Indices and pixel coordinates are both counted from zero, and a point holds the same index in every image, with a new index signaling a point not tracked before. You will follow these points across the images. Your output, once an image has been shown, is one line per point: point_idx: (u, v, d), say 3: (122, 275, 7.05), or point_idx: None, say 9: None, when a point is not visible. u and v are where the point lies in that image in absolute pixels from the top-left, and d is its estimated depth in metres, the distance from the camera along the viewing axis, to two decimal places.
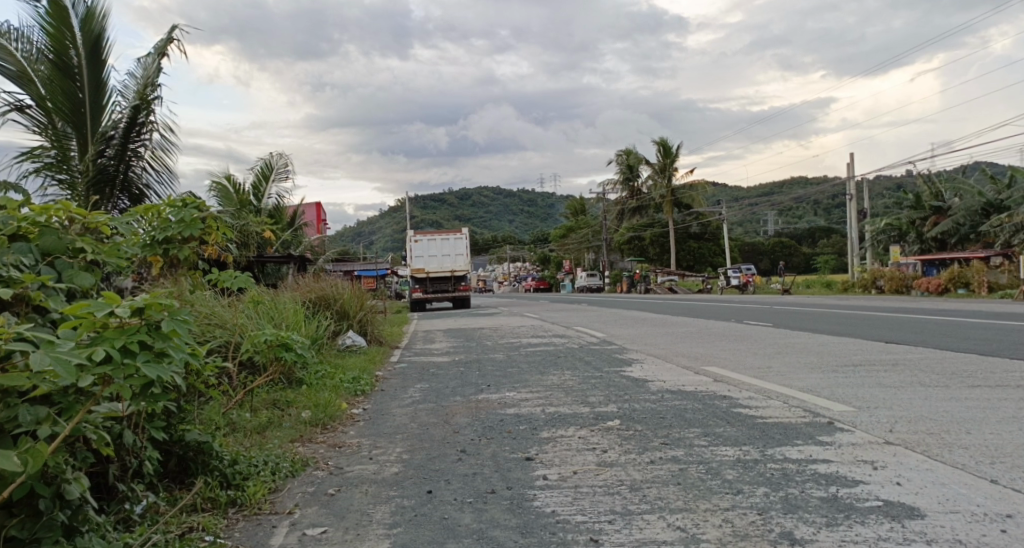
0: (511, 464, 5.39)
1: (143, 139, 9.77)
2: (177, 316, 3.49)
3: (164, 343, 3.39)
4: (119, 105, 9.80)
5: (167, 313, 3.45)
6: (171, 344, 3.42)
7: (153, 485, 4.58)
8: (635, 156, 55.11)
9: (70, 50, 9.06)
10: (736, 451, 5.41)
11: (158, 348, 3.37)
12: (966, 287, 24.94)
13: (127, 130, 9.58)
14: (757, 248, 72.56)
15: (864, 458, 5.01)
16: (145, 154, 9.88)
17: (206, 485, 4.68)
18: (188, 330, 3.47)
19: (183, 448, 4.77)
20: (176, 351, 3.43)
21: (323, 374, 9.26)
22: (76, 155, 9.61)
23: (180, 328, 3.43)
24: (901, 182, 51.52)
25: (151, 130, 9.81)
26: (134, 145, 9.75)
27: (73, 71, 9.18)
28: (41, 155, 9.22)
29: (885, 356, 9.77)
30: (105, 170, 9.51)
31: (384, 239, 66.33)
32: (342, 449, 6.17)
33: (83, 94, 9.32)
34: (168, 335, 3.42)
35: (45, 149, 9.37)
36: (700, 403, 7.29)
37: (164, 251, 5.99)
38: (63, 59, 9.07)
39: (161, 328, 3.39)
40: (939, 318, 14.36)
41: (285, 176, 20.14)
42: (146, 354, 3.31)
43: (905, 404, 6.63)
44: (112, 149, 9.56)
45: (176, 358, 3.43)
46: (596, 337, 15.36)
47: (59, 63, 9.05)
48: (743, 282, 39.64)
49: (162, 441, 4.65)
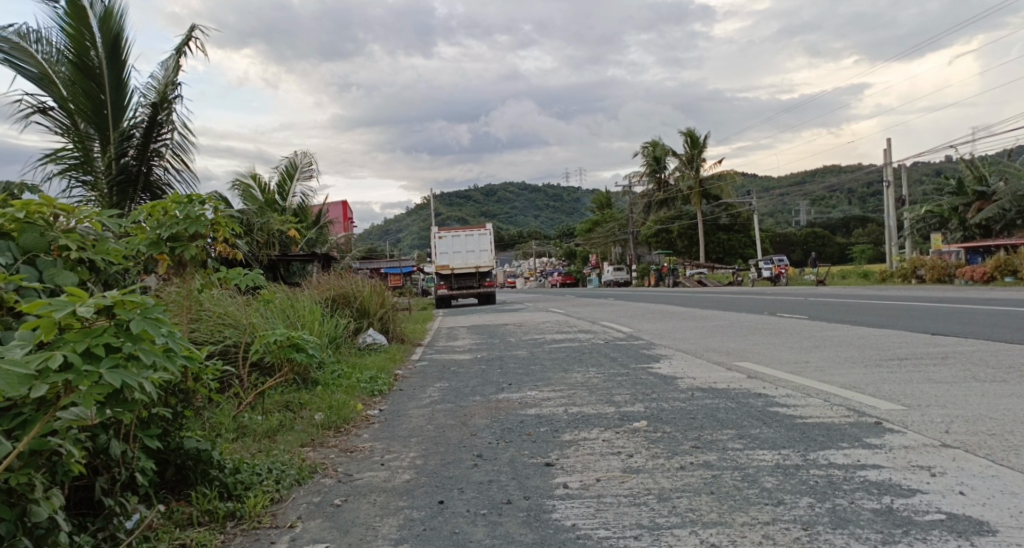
0: (530, 471, 5.03)
1: (163, 138, 9.53)
2: (151, 314, 3.24)
3: (135, 344, 3.17)
4: (140, 105, 9.54)
5: (139, 311, 3.22)
6: (141, 346, 3.17)
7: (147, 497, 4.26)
8: (661, 148, 54.36)
9: (90, 51, 8.81)
10: (775, 455, 5.00)
11: (127, 351, 3.11)
12: (1013, 275, 24.08)
13: (148, 130, 9.32)
14: (788, 239, 71.27)
15: (919, 464, 4.64)
16: (166, 154, 9.63)
17: (203, 496, 4.34)
18: (160, 332, 3.23)
19: (181, 458, 4.43)
20: (148, 354, 3.18)
21: (338, 373, 8.94)
22: (98, 156, 9.33)
23: (152, 328, 3.21)
24: (938, 170, 50.27)
25: (172, 129, 9.56)
26: (154, 144, 9.50)
27: (94, 71, 8.92)
28: (64, 157, 8.94)
29: (931, 349, 9.26)
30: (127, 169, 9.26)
31: (410, 236, 66.24)
32: (353, 454, 5.84)
33: (104, 95, 9.07)
34: (138, 337, 3.17)
35: (69, 151, 9.08)
36: (733, 401, 6.86)
37: (170, 249, 5.62)
38: (83, 59, 8.82)
39: (130, 329, 3.14)
40: (986, 308, 13.71)
41: (309, 175, 19.95)
42: (111, 358, 3.05)
43: (959, 402, 6.16)
44: (133, 149, 9.37)
45: (147, 361, 3.18)
46: (623, 333, 14.93)
47: (79, 63, 8.80)
48: (774, 273, 38.86)
49: (156, 449, 4.32)
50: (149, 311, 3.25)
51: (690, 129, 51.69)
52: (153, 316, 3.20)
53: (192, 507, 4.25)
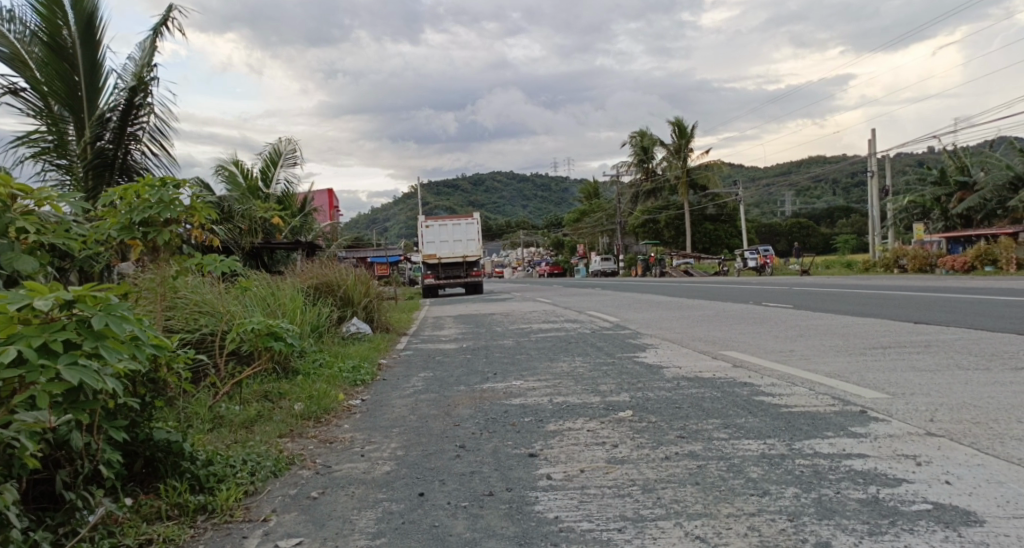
0: (514, 461, 4.94)
1: (140, 121, 9.32)
2: (114, 311, 3.39)
3: (96, 342, 3.30)
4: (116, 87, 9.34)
5: (102, 308, 3.37)
6: (103, 343, 3.32)
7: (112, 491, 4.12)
8: (648, 137, 54.32)
9: (63, 31, 8.63)
10: (760, 445, 4.93)
11: (87, 348, 3.28)
12: (994, 264, 24.21)
13: (125, 113, 9.12)
14: (774, 229, 71.36)
15: (904, 453, 4.58)
16: (143, 137, 9.43)
17: (172, 489, 4.21)
18: (123, 328, 3.37)
19: (151, 449, 4.29)
20: (110, 351, 3.33)
21: (320, 363, 8.82)
22: (73, 139, 9.16)
23: (114, 324, 3.35)
24: (921, 160, 50.57)
25: (149, 112, 9.34)
26: (131, 127, 9.30)
27: (67, 52, 8.74)
28: (36, 140, 8.76)
29: (915, 338, 9.23)
30: (103, 153, 9.07)
31: (396, 226, 65.89)
32: (333, 445, 5.74)
33: (78, 76, 8.90)
34: (100, 333, 3.32)
35: (42, 133, 8.90)
36: (718, 391, 6.80)
37: (143, 234, 5.57)
38: (56, 39, 8.62)
39: (92, 326, 3.30)
40: (970, 297, 13.71)
41: (293, 162, 19.74)
42: (69, 355, 3.22)
43: (943, 390, 6.11)
44: (109, 132, 9.14)
45: (109, 357, 3.34)
46: (609, 322, 14.86)
47: (52, 43, 8.61)
48: (760, 263, 38.92)
49: (124, 441, 4.17)
50: (113, 308, 3.39)
51: (678, 119, 51.74)
52: (115, 313, 3.35)
53: (161, 501, 4.13)
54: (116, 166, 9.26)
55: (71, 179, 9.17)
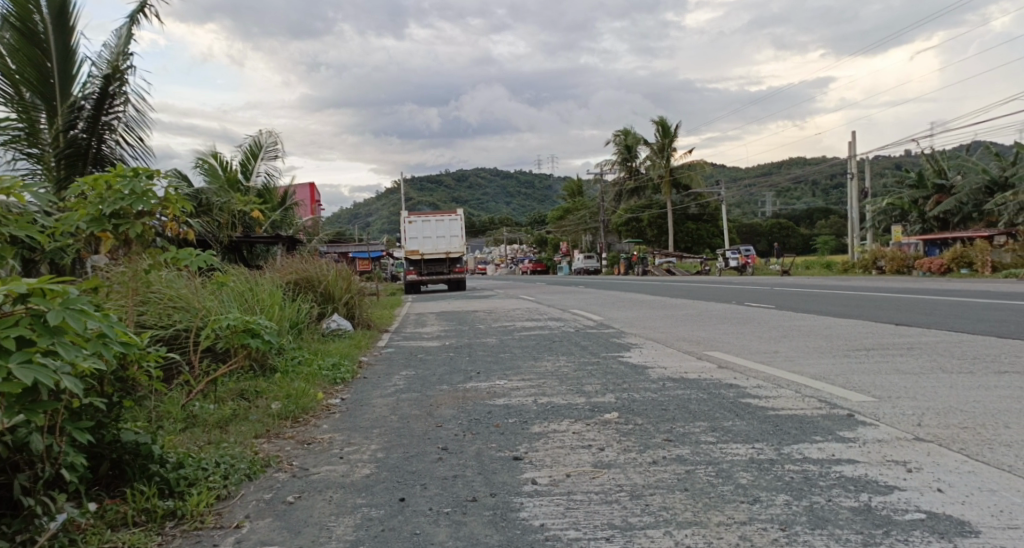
0: (498, 465, 4.81)
1: (115, 110, 9.14)
2: (72, 305, 3.30)
3: (51, 338, 3.21)
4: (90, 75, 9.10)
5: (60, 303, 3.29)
6: (59, 339, 3.23)
7: (76, 495, 3.97)
8: (632, 136, 54.37)
9: (34, 15, 8.38)
10: (748, 449, 4.82)
11: (43, 344, 3.19)
12: (969, 267, 24.41)
13: (100, 101, 8.92)
14: (754, 229, 71.64)
15: (894, 458, 4.48)
16: (118, 127, 9.23)
17: (139, 494, 4.05)
18: (81, 324, 3.27)
19: (118, 452, 4.14)
20: (66, 348, 3.24)
21: (298, 360, 8.65)
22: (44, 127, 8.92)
23: (71, 320, 3.26)
24: (898, 163, 51.09)
25: (125, 102, 9.18)
26: (106, 116, 9.11)
27: (39, 38, 8.51)
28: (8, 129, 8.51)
29: (898, 340, 9.19)
30: (76, 142, 8.88)
31: (378, 221, 65.54)
32: (310, 446, 5.60)
33: (50, 63, 8.65)
34: (56, 329, 3.24)
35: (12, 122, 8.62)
36: (705, 392, 6.71)
37: (113, 226, 5.50)
38: (27, 24, 8.39)
39: (48, 321, 3.22)
40: (948, 299, 13.80)
41: (274, 154, 19.48)
42: (22, 354, 3.12)
43: (928, 394, 6.04)
44: (83, 122, 8.95)
45: (67, 354, 3.25)
46: (593, 321, 14.77)
47: (23, 27, 8.37)
48: (741, 263, 39.06)
49: (87, 443, 4.02)
50: (71, 303, 3.31)
51: (662, 118, 51.78)
52: (72, 308, 3.26)
53: (127, 506, 3.97)
54: (89, 155, 9.04)
55: (43, 169, 8.89)
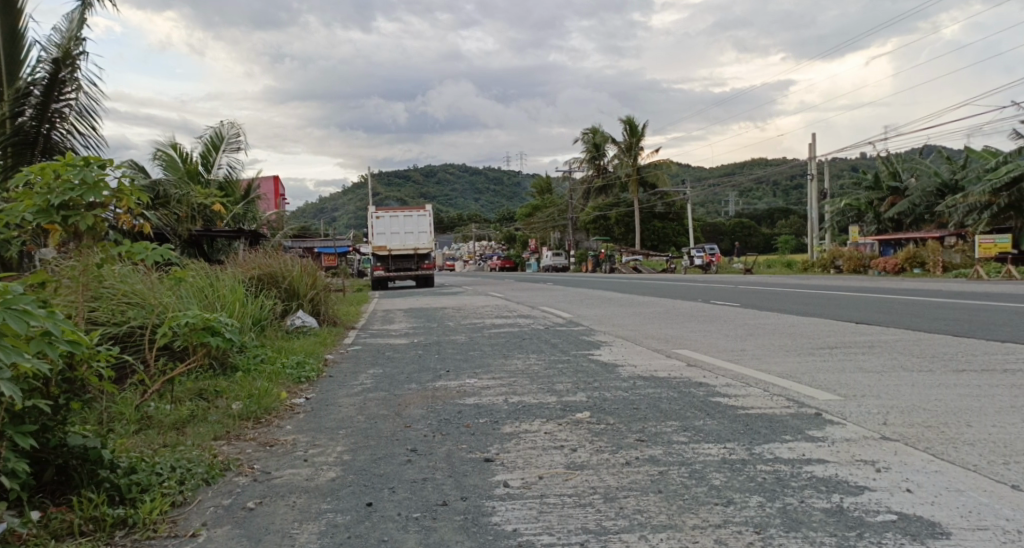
0: (468, 467, 4.70)
1: (66, 98, 9.32)
2: (13, 307, 3.65)
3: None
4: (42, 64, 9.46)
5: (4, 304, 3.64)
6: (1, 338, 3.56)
7: (17, 503, 3.97)
8: (601, 134, 54.57)
9: None
10: (719, 449, 4.65)
11: None
12: (922, 267, 24.75)
13: (47, 86, 9.12)
14: (718, 228, 72.14)
15: (863, 458, 4.31)
16: (69, 116, 9.38)
17: (87, 502, 4.02)
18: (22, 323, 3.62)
19: (64, 458, 4.14)
20: (9, 349, 3.58)
21: (261, 358, 8.46)
22: None
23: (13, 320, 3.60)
24: (856, 165, 51.99)
25: (76, 90, 9.37)
26: (57, 105, 9.28)
27: None
28: None
29: (860, 338, 9.21)
30: (22, 127, 9.00)
31: (345, 217, 65.02)
32: (273, 448, 5.49)
33: None
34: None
35: None
36: (676, 391, 6.64)
37: (63, 217, 5.62)
38: None
39: None
40: (906, 298, 13.96)
41: (236, 147, 19.13)
42: None
43: (893, 392, 5.99)
44: (31, 108, 9.09)
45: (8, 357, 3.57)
46: (562, 318, 14.70)
47: None
48: (705, 261, 39.34)
49: (31, 449, 4.05)
50: (13, 303, 3.67)
51: (631, 118, 51.95)
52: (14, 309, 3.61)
53: (74, 514, 3.93)
54: (38, 143, 9.14)
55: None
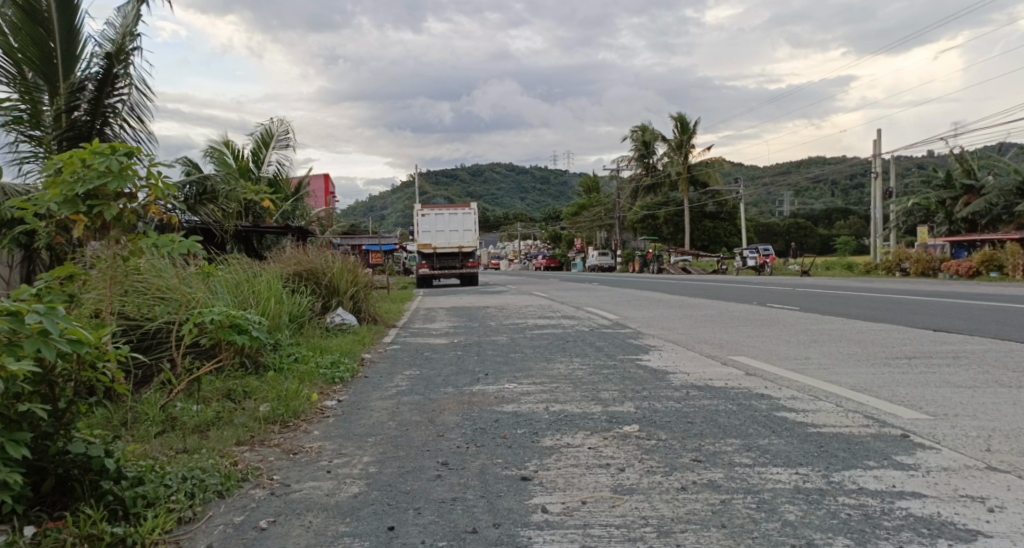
0: (503, 486, 4.24)
1: (118, 93, 9.90)
2: None
3: None
4: (94, 55, 9.82)
5: None
6: None
7: (10, 517, 3.63)
8: (650, 132, 53.64)
9: None
10: (792, 475, 4.11)
11: None
12: (999, 270, 23.61)
13: (102, 84, 9.68)
14: (771, 229, 70.44)
15: (969, 494, 3.73)
16: (121, 111, 9.95)
17: (84, 519, 3.66)
18: None
19: (64, 467, 3.81)
20: None
21: (294, 358, 8.09)
22: (46, 110, 9.59)
23: None
24: (921, 164, 50.27)
25: (127, 85, 9.91)
26: (108, 100, 9.83)
27: (42, 15, 9.17)
28: (12, 109, 9.19)
29: (938, 347, 8.52)
30: (77, 123, 9.55)
31: (393, 214, 65.15)
32: (296, 457, 5.09)
33: (54, 43, 9.39)
34: None
35: (16, 103, 9.31)
36: (735, 404, 6.08)
37: (88, 208, 5.31)
38: (31, 3, 9.04)
39: None
40: (982, 304, 13.08)
41: (286, 144, 18.99)
42: None
43: (990, 411, 5.36)
44: (85, 103, 9.61)
45: None
46: (609, 320, 14.15)
47: (26, 6, 9.02)
48: (759, 262, 38.38)
49: (27, 458, 3.70)
50: None
51: (681, 115, 50.77)
52: None
53: (68, 531, 3.58)
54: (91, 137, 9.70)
55: (43, 150, 9.52)
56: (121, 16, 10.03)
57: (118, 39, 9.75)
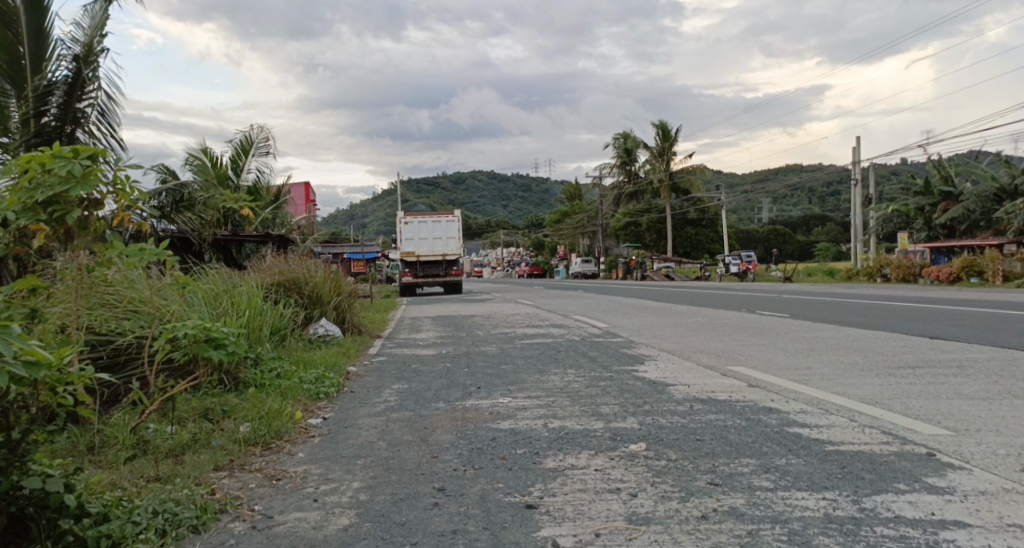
0: (507, 516, 3.89)
1: (89, 97, 9.48)
2: None
3: None
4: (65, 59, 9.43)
5: None
6: None
7: None
8: (631, 139, 53.63)
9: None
10: (818, 501, 3.79)
11: None
12: (980, 276, 23.51)
13: (71, 88, 9.26)
14: (751, 235, 70.36)
15: (1014, 522, 3.43)
16: (92, 115, 9.53)
17: None
18: None
19: (16, 506, 3.42)
20: None
21: (277, 373, 7.70)
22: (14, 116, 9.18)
23: None
24: (896, 171, 50.74)
25: (98, 87, 9.50)
26: (80, 104, 9.43)
27: (10, 17, 8.83)
28: None
29: (940, 356, 8.25)
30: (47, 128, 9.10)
31: (375, 222, 64.70)
32: (279, 483, 4.71)
33: (23, 47, 9.02)
34: None
35: None
36: (743, 418, 5.76)
37: (49, 216, 4.92)
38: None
39: None
40: (972, 309, 12.89)
41: (266, 151, 18.58)
42: None
43: (1014, 426, 5.08)
44: (54, 108, 9.19)
45: None
46: (598, 328, 13.84)
47: None
48: (742, 269, 38.32)
49: None
50: None
51: (663, 122, 50.37)
52: None
53: None
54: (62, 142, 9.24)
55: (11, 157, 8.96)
56: (88, 17, 9.60)
57: (88, 41, 9.40)
